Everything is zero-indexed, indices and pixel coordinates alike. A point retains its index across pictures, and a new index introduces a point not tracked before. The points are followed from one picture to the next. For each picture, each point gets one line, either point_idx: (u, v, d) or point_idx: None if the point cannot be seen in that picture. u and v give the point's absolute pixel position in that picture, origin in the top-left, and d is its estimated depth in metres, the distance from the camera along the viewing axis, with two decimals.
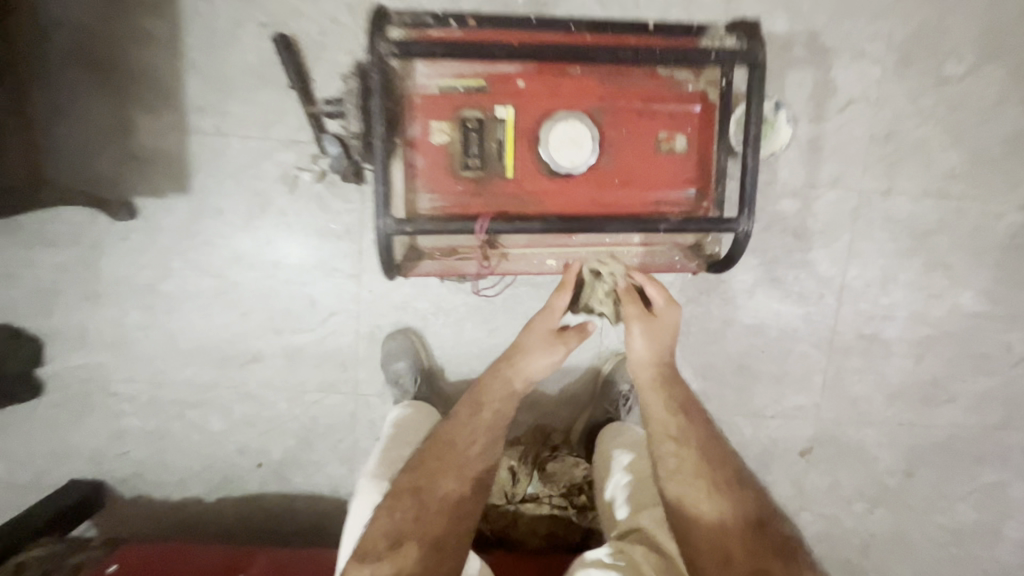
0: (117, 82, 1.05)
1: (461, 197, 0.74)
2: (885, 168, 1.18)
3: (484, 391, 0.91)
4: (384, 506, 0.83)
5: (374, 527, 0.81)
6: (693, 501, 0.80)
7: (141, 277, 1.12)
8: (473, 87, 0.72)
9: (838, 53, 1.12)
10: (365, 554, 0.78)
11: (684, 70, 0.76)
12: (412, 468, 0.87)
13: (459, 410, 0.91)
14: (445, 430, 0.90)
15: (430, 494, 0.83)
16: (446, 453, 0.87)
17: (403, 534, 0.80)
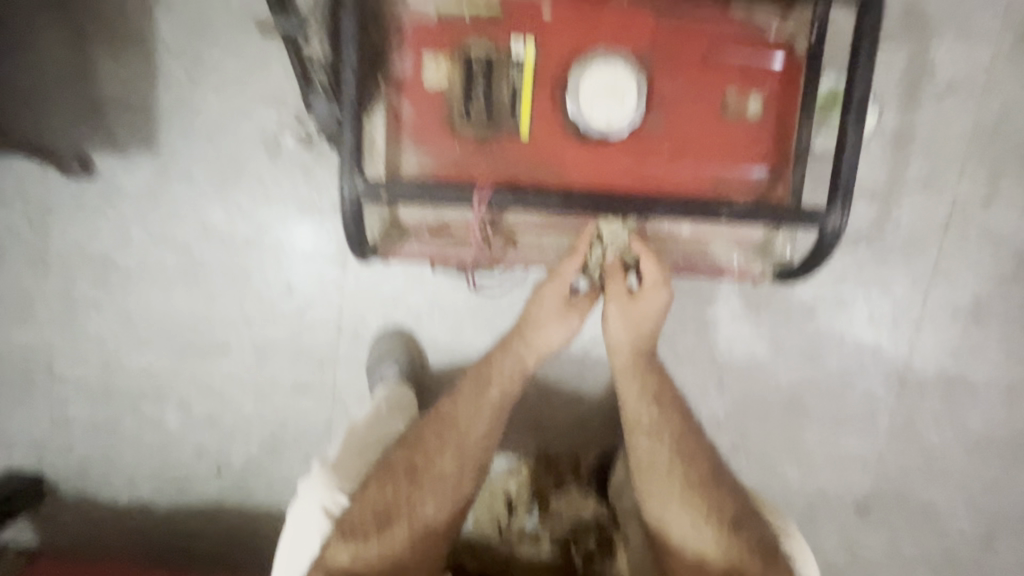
0: (81, 18, 0.91)
1: (458, 158, 0.57)
2: (988, 171, 0.96)
3: (494, 365, 0.73)
4: (374, 479, 0.71)
5: (359, 501, 0.70)
6: (671, 520, 0.71)
7: (98, 245, 0.98)
8: (484, 14, 0.55)
9: (940, 26, 0.92)
10: (349, 531, 0.68)
11: (766, 8, 0.57)
12: (410, 438, 0.73)
13: (466, 381, 0.75)
14: (449, 400, 0.74)
15: (428, 474, 0.71)
16: (449, 430, 0.72)
17: (393, 515, 0.69)
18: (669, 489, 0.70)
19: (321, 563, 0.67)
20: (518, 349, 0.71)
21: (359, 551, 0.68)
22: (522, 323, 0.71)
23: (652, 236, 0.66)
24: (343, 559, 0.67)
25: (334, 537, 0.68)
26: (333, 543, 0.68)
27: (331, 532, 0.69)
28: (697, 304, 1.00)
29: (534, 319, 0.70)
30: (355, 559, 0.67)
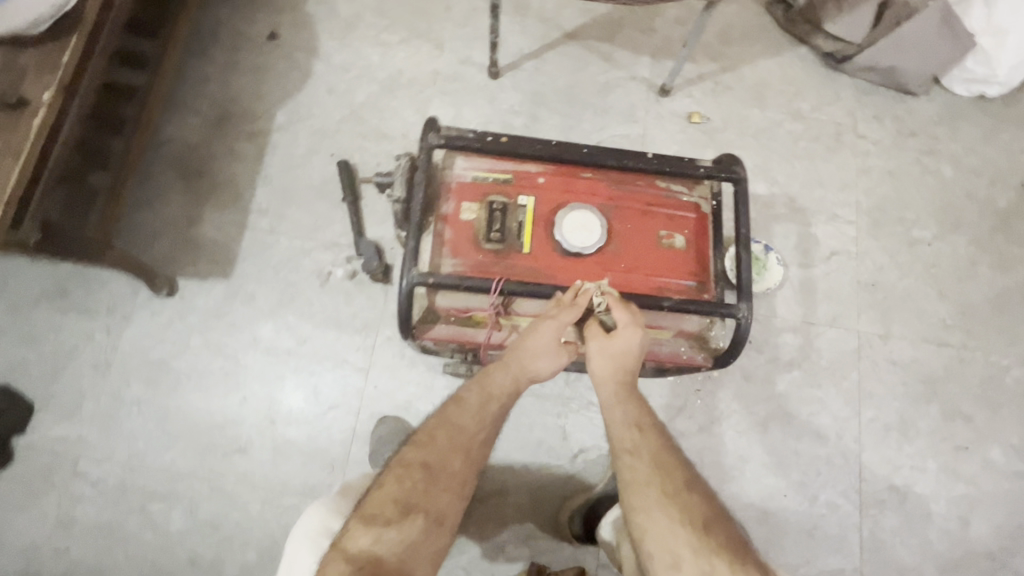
0: (200, 186, 1.26)
1: (480, 263, 0.83)
2: (879, 313, 1.24)
3: (496, 382, 0.80)
4: (393, 474, 0.74)
5: (381, 494, 0.72)
6: (651, 528, 0.73)
7: (158, 350, 1.16)
8: (502, 180, 0.87)
9: (815, 213, 1.30)
10: (372, 516, 0.69)
11: (680, 184, 0.91)
12: (422, 441, 0.78)
13: (470, 393, 0.81)
14: (454, 410, 0.80)
15: (443, 473, 0.75)
16: (459, 435, 0.78)
17: (413, 505, 0.71)
18: (648, 499, 0.74)
19: (343, 550, 0.67)
20: (516, 370, 0.79)
21: (380, 537, 0.67)
22: (514, 350, 0.81)
23: None
24: (364, 544, 0.66)
25: (356, 526, 0.69)
26: (355, 531, 0.68)
27: (353, 522, 0.70)
28: (668, 416, 1.15)
29: (527, 347, 0.79)
30: (376, 543, 0.67)
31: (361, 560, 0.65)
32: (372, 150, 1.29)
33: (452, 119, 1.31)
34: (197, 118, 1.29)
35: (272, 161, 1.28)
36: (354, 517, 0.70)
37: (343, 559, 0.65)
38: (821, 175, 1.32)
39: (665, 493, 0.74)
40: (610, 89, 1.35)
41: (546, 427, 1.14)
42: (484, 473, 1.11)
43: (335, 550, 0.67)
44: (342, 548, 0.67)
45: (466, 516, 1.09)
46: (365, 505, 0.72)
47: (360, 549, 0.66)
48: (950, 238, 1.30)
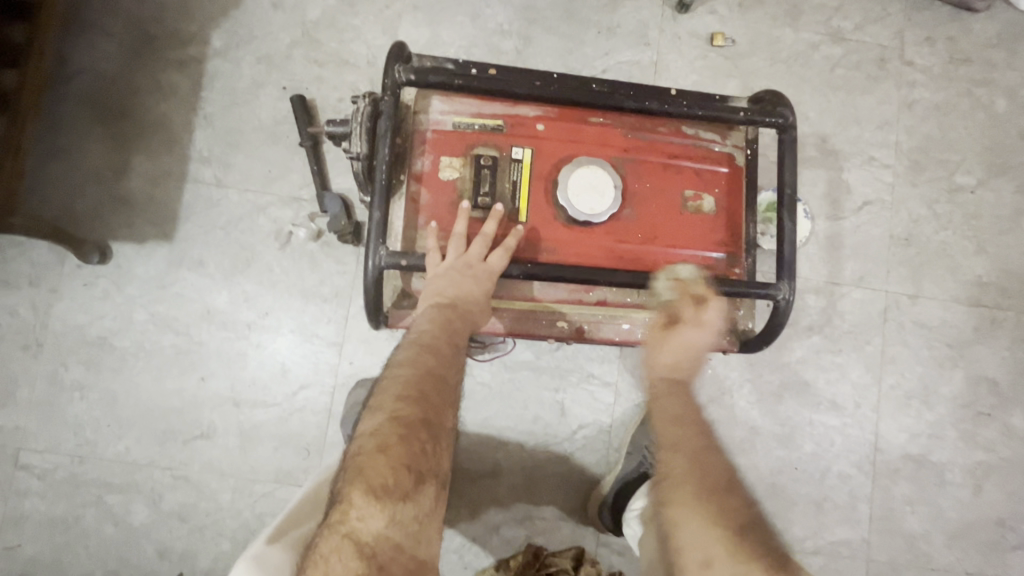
0: (125, 128, 1.04)
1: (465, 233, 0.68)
2: (910, 271, 1.12)
3: (451, 313, 0.64)
4: (389, 430, 0.55)
5: (377, 457, 0.54)
6: (682, 524, 0.56)
7: (97, 327, 1.00)
8: (490, 127, 0.70)
9: (849, 156, 1.13)
10: (381, 489, 0.52)
11: (711, 131, 0.74)
12: (407, 385, 0.58)
13: (432, 325, 0.63)
14: (426, 344, 0.61)
15: (444, 430, 0.59)
16: (447, 384, 0.60)
17: (424, 472, 0.55)
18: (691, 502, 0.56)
19: (352, 535, 0.51)
20: (466, 307, 0.64)
21: (394, 519, 0.52)
22: (465, 274, 0.65)
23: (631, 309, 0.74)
24: (378, 528, 0.51)
25: (359, 501, 0.52)
26: (362, 509, 0.52)
27: (354, 493, 0.52)
28: None
29: (484, 279, 0.65)
30: (391, 524, 0.52)
31: (377, 551, 0.51)
32: (331, 82, 1.07)
33: (427, 42, 1.09)
34: (112, 44, 1.06)
35: (211, 96, 1.06)
36: (354, 487, 0.53)
37: (356, 548, 0.50)
38: (859, 110, 1.14)
39: (696, 493, 0.57)
40: (617, 2, 1.12)
41: (542, 403, 1.03)
42: (474, 454, 1.02)
43: (338, 532, 0.51)
44: (346, 531, 0.51)
45: (457, 498, 1.00)
46: (359, 470, 0.54)
47: (375, 535, 0.51)
48: (995, 184, 1.15)
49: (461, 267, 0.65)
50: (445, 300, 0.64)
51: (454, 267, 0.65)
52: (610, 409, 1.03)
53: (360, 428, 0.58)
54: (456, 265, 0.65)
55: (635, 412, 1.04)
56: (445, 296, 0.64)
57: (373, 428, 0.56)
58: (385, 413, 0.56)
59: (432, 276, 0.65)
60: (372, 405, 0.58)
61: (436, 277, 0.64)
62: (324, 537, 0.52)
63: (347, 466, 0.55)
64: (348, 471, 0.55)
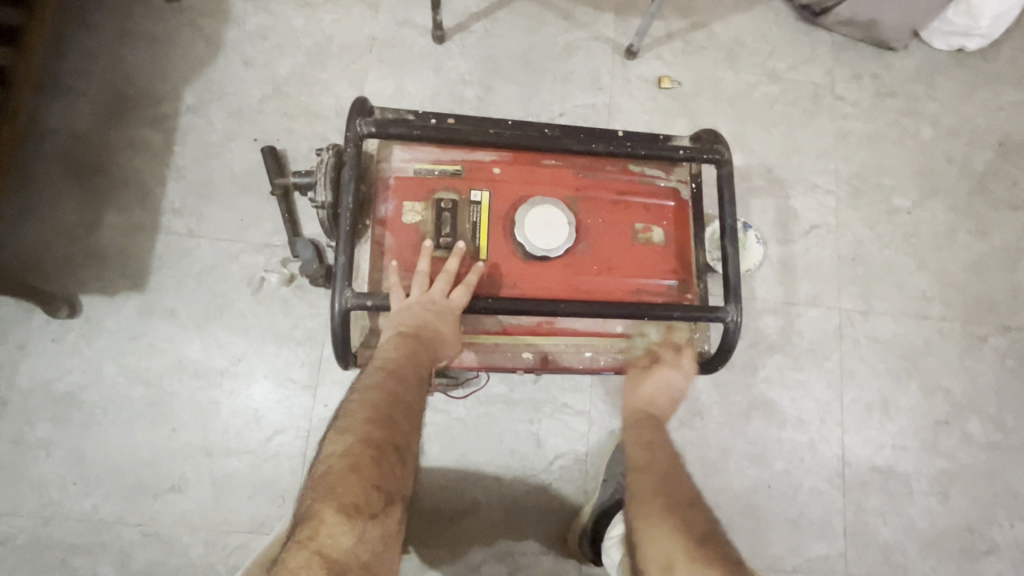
0: (97, 183, 1.06)
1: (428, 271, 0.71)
2: (860, 289, 1.18)
3: (416, 342, 0.66)
4: (360, 451, 0.58)
5: (348, 477, 0.56)
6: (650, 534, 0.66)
7: (65, 382, 0.99)
8: (449, 172, 0.74)
9: (794, 184, 1.21)
10: (354, 508, 0.54)
11: (656, 168, 0.79)
12: (376, 409, 0.61)
13: (398, 350, 0.65)
14: (392, 369, 0.64)
15: (408, 454, 0.62)
16: (413, 409, 0.64)
17: (391, 493, 0.58)
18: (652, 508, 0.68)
19: (322, 552, 0.52)
20: (430, 336, 0.67)
21: (363, 537, 0.54)
22: (428, 308, 0.67)
23: (593, 336, 0.78)
24: (348, 545, 0.53)
25: (331, 519, 0.53)
26: (334, 527, 0.53)
27: (325, 510, 0.54)
28: None
29: (448, 314, 0.68)
30: (359, 543, 0.53)
31: (347, 568, 0.51)
32: (301, 133, 1.11)
33: (393, 93, 1.15)
34: (86, 104, 1.09)
35: (183, 150, 1.09)
36: (326, 505, 0.54)
37: (325, 565, 0.51)
38: (799, 141, 1.23)
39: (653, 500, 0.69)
40: (570, 52, 1.20)
41: (518, 435, 1.04)
42: (452, 491, 1.02)
43: (308, 549, 0.52)
44: (316, 547, 0.52)
45: (436, 537, 1.00)
46: (329, 488, 0.56)
47: (345, 552, 0.52)
48: (929, 205, 1.24)
49: (424, 302, 0.68)
50: (410, 329, 0.66)
51: (418, 302, 0.67)
52: (585, 437, 1.05)
53: (327, 450, 0.59)
54: (420, 300, 0.68)
55: (610, 439, 1.05)
56: (410, 327, 0.66)
57: (344, 449, 0.58)
58: (356, 435, 0.59)
59: (397, 309, 0.68)
60: (340, 427, 0.61)
61: (401, 309, 0.67)
62: (291, 555, 0.52)
63: (315, 486, 0.57)
64: (316, 490, 0.56)
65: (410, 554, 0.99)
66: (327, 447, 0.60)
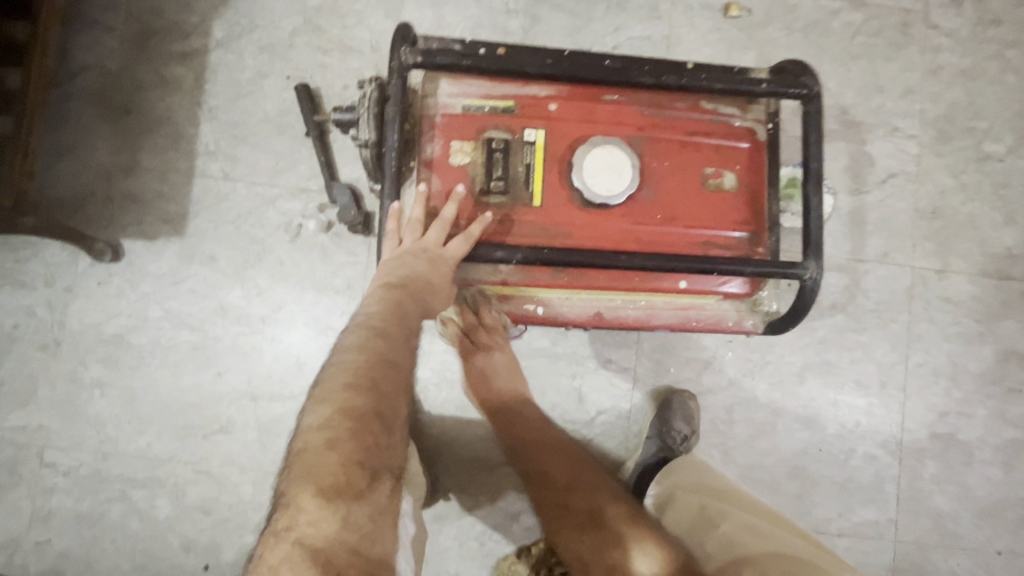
0: (130, 123, 1.03)
1: (426, 220, 0.66)
2: (936, 245, 1.08)
3: (403, 294, 0.61)
4: (339, 423, 0.50)
5: (325, 454, 0.49)
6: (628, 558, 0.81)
7: (113, 325, 1.01)
8: (501, 108, 0.67)
9: (871, 127, 1.09)
10: (333, 487, 0.47)
11: (730, 105, 0.71)
12: (356, 375, 0.54)
13: (383, 307, 0.60)
14: (376, 329, 0.59)
15: (398, 420, 0.54)
16: (399, 371, 0.57)
17: (378, 466, 0.50)
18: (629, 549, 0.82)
19: (303, 542, 0.45)
20: (417, 288, 0.62)
21: (348, 519, 0.47)
22: (418, 256, 0.62)
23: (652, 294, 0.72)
24: (331, 531, 0.46)
25: (309, 503, 0.47)
26: (312, 512, 0.46)
27: (303, 494, 0.47)
28: (696, 371, 1.03)
29: (440, 264, 0.62)
30: (343, 524, 0.46)
31: (332, 557, 0.45)
32: (334, 68, 1.04)
33: (431, 24, 1.06)
34: (113, 37, 1.04)
35: (214, 88, 1.04)
36: (302, 488, 0.48)
37: (307, 557, 0.44)
38: (882, 78, 1.10)
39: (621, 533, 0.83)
40: None
41: (560, 390, 1.02)
42: (492, 442, 1.01)
43: (287, 540, 0.46)
44: (296, 537, 0.46)
45: (475, 486, 1.01)
46: (306, 469, 0.49)
47: (328, 540, 0.45)
48: None
49: (415, 251, 0.63)
50: (396, 281, 0.62)
51: (408, 251, 0.63)
52: (628, 395, 1.02)
53: (304, 425, 0.52)
54: (410, 249, 0.63)
55: (652, 399, 1.02)
56: (396, 278, 0.62)
57: (320, 423, 0.51)
58: (333, 405, 0.52)
59: (387, 260, 0.64)
60: (317, 398, 0.54)
61: (390, 261, 0.63)
62: (271, 548, 0.46)
63: (291, 467, 0.50)
64: (292, 471, 0.50)
65: (450, 501, 1.00)
66: (304, 423, 0.53)
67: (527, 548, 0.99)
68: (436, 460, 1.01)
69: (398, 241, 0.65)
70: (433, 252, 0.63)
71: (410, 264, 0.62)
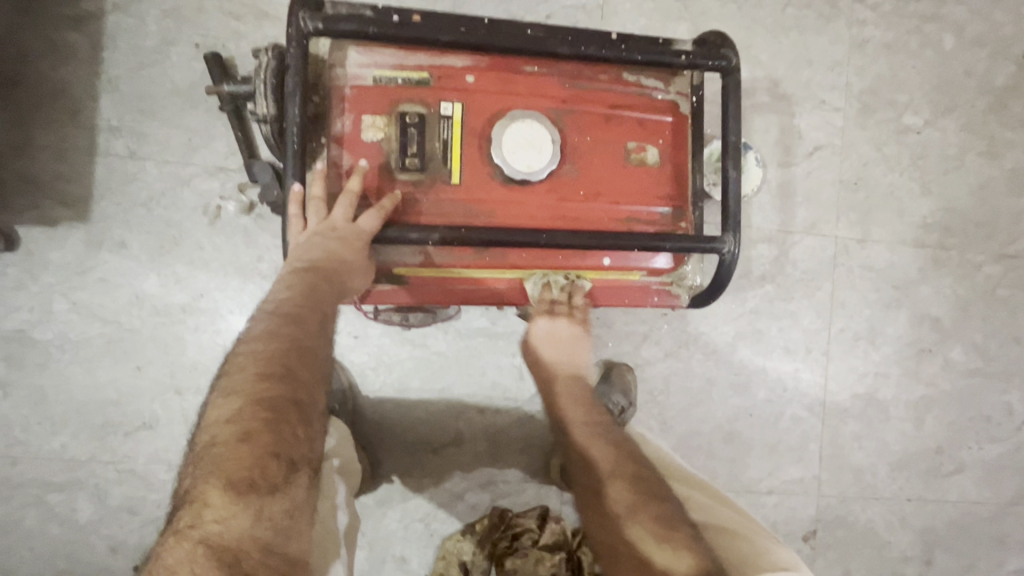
0: (17, 95, 0.93)
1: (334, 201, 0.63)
2: (858, 215, 1.12)
3: (315, 277, 0.57)
4: (251, 414, 0.47)
5: (237, 447, 0.46)
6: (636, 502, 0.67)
7: (13, 320, 0.93)
8: (415, 80, 0.64)
9: (801, 100, 1.11)
10: (246, 482, 0.45)
11: (653, 78, 0.70)
12: (269, 362, 0.50)
13: (295, 289, 0.56)
14: (287, 315, 0.54)
15: (317, 411, 0.52)
16: (316, 357, 0.54)
17: (296, 459, 0.48)
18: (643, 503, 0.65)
19: (208, 541, 0.43)
20: (331, 270, 0.58)
21: (261, 517, 0.45)
22: (326, 237, 0.59)
23: (578, 271, 0.71)
24: (242, 529, 0.43)
25: (217, 499, 0.44)
26: (221, 509, 0.44)
27: (211, 490, 0.44)
28: (634, 343, 1.05)
29: (353, 240, 0.59)
30: (255, 522, 0.44)
31: (241, 556, 0.43)
32: (250, 36, 0.97)
33: None
34: None
35: (114, 57, 0.95)
36: (210, 483, 0.44)
37: (214, 555, 0.42)
38: (811, 51, 1.11)
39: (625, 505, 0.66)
40: None
41: (501, 368, 1.01)
42: (433, 423, 1.00)
43: (190, 540, 0.42)
44: (201, 536, 0.43)
45: (418, 468, 1.00)
46: (215, 463, 0.45)
47: (239, 538, 0.43)
48: (941, 124, 1.16)
49: (323, 231, 0.59)
50: (306, 264, 0.58)
51: (316, 232, 0.59)
52: None
53: (211, 416, 0.49)
54: (318, 230, 0.59)
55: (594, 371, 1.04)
56: (307, 260, 0.58)
57: (230, 414, 0.48)
58: (244, 395, 0.48)
59: (296, 244, 0.60)
60: (225, 387, 0.50)
61: (299, 244, 0.60)
62: (170, 548, 0.43)
63: (198, 460, 0.46)
64: (199, 465, 0.46)
65: (392, 484, 0.99)
66: (209, 415, 0.49)
67: (470, 526, 0.99)
68: (376, 446, 0.99)
69: (303, 224, 0.61)
70: (344, 232, 0.59)
71: (321, 245, 0.59)
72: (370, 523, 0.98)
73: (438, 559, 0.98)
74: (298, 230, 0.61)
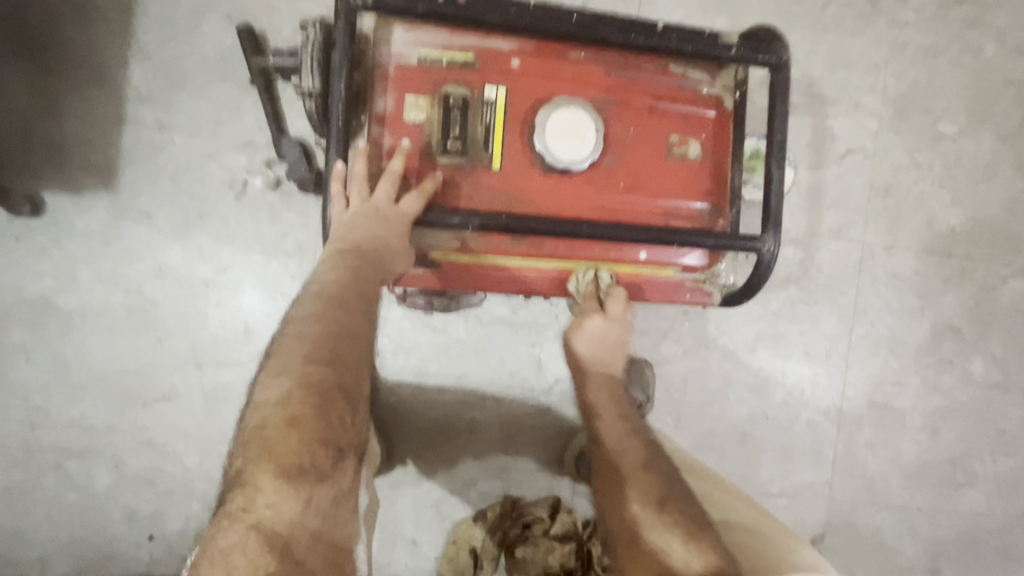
0: (47, 59, 0.92)
1: (376, 182, 0.62)
2: (886, 222, 1.11)
3: (357, 259, 0.57)
4: (300, 399, 0.47)
5: (287, 432, 0.45)
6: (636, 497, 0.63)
7: (36, 286, 0.93)
8: (460, 62, 0.63)
9: (836, 102, 1.09)
10: (295, 468, 0.44)
11: (699, 71, 0.68)
12: (315, 347, 0.50)
13: (338, 271, 0.56)
14: (331, 298, 0.54)
15: (363, 397, 0.51)
16: (360, 343, 0.53)
17: (344, 446, 0.48)
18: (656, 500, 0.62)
19: (260, 526, 0.43)
20: (373, 251, 0.58)
21: (310, 505, 0.44)
22: (369, 218, 0.58)
23: (612, 263, 0.71)
24: (292, 515, 0.43)
25: (267, 484, 0.44)
26: (272, 495, 0.43)
27: (261, 475, 0.44)
28: (654, 339, 1.05)
29: (394, 222, 0.59)
30: (305, 508, 0.44)
31: (292, 543, 0.43)
32: (282, 10, 0.96)
33: None
34: None
35: (145, 25, 0.94)
36: (261, 468, 0.44)
37: (266, 540, 0.42)
38: (849, 52, 1.09)
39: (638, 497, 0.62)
40: None
41: (519, 358, 1.01)
42: (449, 409, 1.00)
43: (242, 523, 0.43)
44: (253, 520, 0.43)
45: (433, 452, 1.00)
46: (265, 447, 0.45)
47: (289, 525, 0.43)
48: (976, 133, 1.14)
49: (366, 212, 0.59)
50: (348, 245, 0.58)
51: (359, 212, 0.59)
52: None
53: (259, 398, 0.48)
54: (361, 210, 0.59)
55: None
56: (349, 240, 0.58)
57: (279, 397, 0.47)
58: (293, 379, 0.48)
59: (339, 223, 0.60)
60: (273, 369, 0.49)
61: (342, 223, 0.59)
62: (222, 530, 0.43)
63: (248, 442, 0.46)
64: (248, 448, 0.46)
65: (406, 467, 0.99)
66: (259, 396, 0.48)
67: (482, 512, 1.00)
68: (392, 429, 0.99)
69: (345, 203, 0.61)
70: (387, 213, 0.59)
71: (364, 224, 0.58)
72: (381, 505, 0.99)
73: (448, 543, 0.99)
74: (341, 208, 0.60)
